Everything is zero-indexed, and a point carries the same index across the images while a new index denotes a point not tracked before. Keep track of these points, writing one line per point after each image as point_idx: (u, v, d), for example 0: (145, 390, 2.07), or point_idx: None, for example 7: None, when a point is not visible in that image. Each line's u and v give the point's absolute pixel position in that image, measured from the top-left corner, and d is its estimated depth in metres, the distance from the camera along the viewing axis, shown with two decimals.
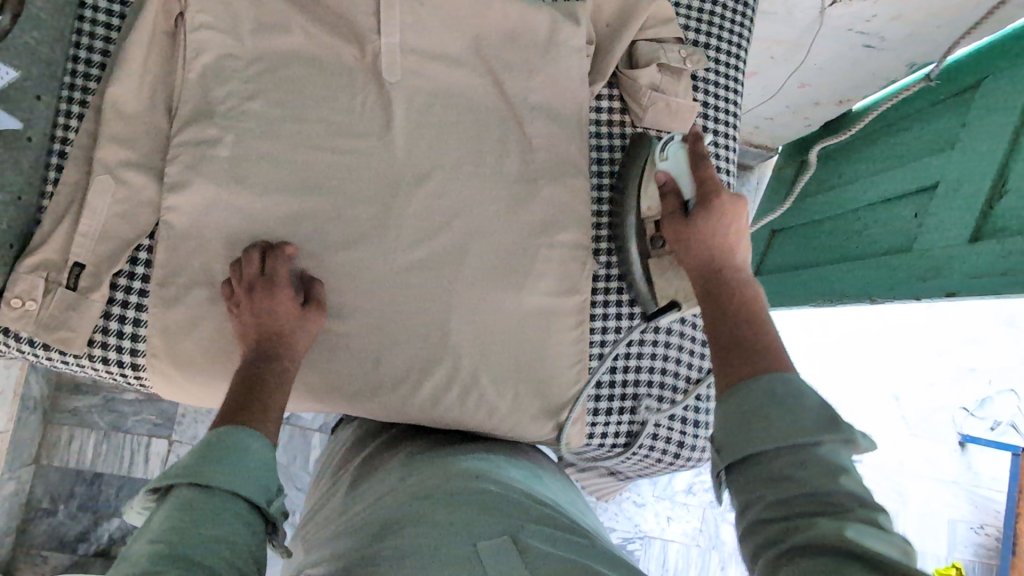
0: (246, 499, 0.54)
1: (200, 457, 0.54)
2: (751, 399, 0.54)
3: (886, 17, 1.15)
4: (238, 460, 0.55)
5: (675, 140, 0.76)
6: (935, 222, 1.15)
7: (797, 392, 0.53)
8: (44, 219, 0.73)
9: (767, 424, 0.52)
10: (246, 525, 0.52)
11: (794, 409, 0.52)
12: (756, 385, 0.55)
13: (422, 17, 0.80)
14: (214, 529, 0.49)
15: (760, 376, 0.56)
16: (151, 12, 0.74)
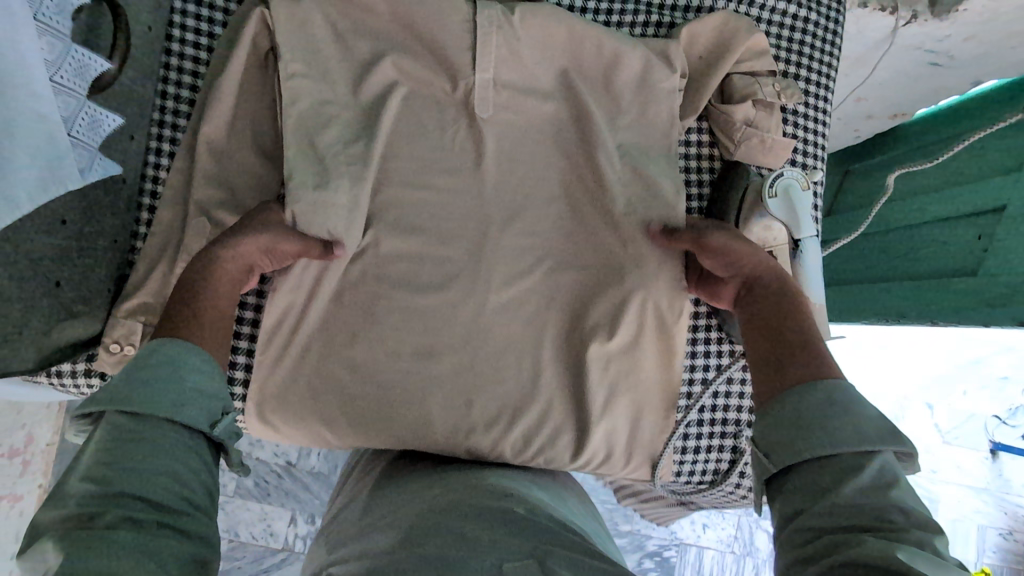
0: (186, 426, 0.49)
1: (129, 375, 0.49)
2: (801, 403, 0.54)
3: (959, 38, 1.12)
4: (159, 394, 0.48)
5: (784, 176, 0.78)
6: (1004, 247, 1.14)
7: (852, 398, 0.53)
8: (138, 262, 0.71)
9: (822, 428, 0.52)
10: (192, 454, 0.49)
11: (845, 416, 0.52)
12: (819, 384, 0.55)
13: (514, 48, 0.77)
14: (158, 461, 0.46)
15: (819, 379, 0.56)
16: (244, 48, 0.72)
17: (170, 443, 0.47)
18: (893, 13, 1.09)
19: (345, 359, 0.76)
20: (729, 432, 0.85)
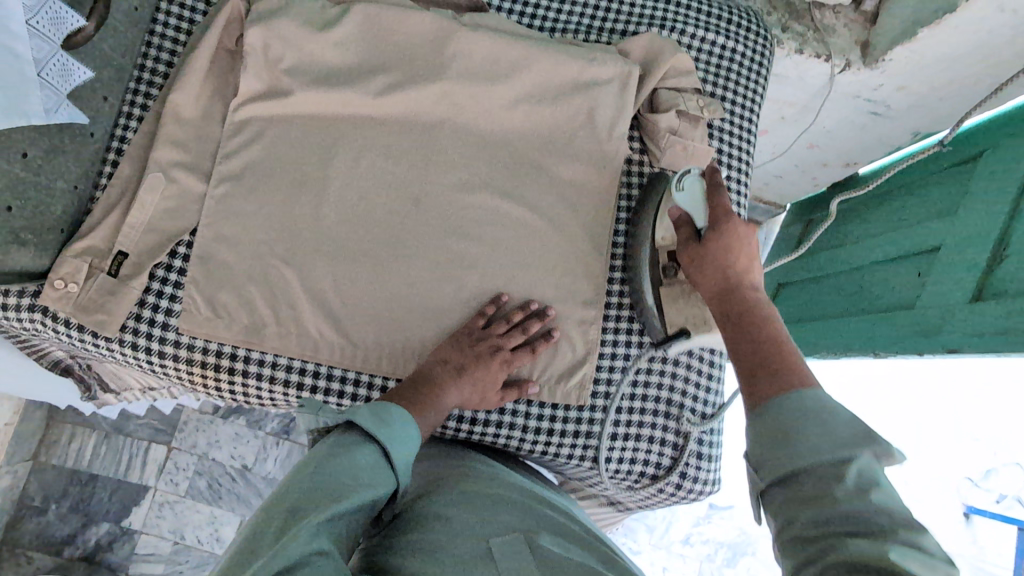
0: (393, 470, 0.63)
1: (373, 414, 0.64)
2: (789, 412, 0.52)
3: (892, 87, 1.21)
4: (391, 429, 0.64)
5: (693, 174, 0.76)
6: (936, 282, 1.18)
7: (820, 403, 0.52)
8: (95, 208, 0.78)
9: (803, 438, 0.50)
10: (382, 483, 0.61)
11: (824, 422, 0.50)
12: (788, 401, 0.53)
13: (461, 47, 0.85)
14: (360, 471, 0.59)
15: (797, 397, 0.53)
16: (217, 30, 0.81)
17: (376, 474, 0.60)
18: (828, 61, 1.19)
19: (279, 317, 0.80)
20: (648, 422, 0.86)
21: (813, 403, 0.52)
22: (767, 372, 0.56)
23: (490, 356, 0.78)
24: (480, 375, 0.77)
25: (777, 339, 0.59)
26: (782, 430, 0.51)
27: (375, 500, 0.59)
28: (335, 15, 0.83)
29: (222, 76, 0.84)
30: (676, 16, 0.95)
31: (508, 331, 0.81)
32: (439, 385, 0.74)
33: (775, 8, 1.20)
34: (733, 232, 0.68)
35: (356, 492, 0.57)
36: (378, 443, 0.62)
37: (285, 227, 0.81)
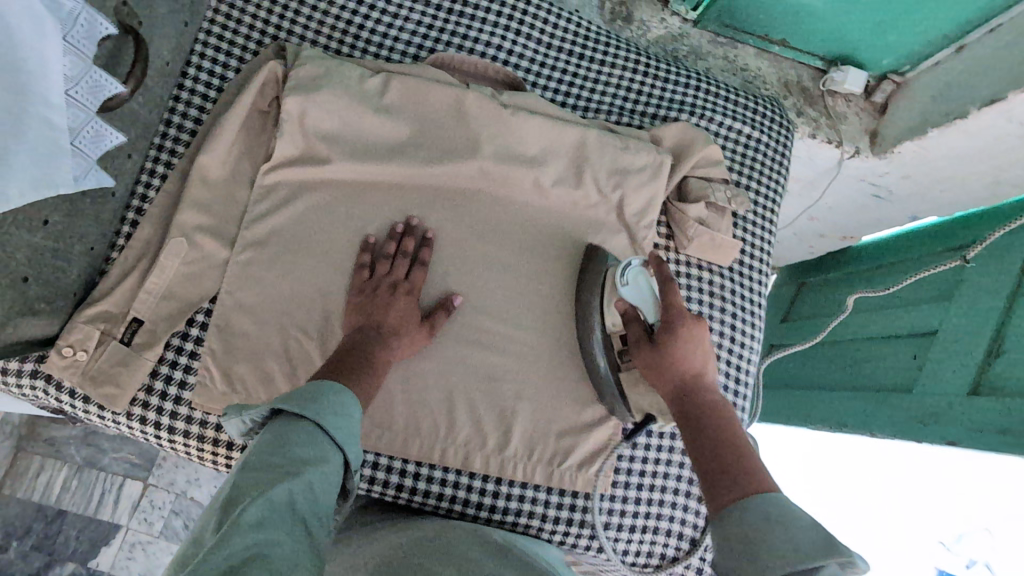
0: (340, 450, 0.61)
1: (296, 394, 0.62)
2: (750, 529, 0.56)
3: (897, 175, 1.25)
4: (318, 404, 0.61)
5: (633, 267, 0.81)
6: (935, 368, 1.21)
7: (785, 512, 0.56)
8: (110, 271, 0.74)
9: (769, 545, 0.54)
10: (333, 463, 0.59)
11: (788, 535, 0.54)
12: (753, 514, 0.57)
13: (498, 126, 0.85)
14: (297, 451, 0.57)
15: (759, 510, 0.57)
16: (251, 92, 0.80)
17: (316, 456, 0.57)
18: (838, 147, 1.23)
19: None
20: (665, 512, 0.86)
21: (777, 513, 0.56)
22: (721, 474, 0.62)
23: (394, 297, 0.77)
24: (396, 314, 0.76)
25: (726, 439, 0.65)
26: (746, 538, 0.55)
27: (325, 476, 0.57)
28: (373, 87, 0.82)
29: (252, 138, 0.82)
30: (704, 103, 1.00)
31: (393, 264, 0.79)
32: (378, 349, 0.73)
33: (792, 92, 1.22)
34: (685, 331, 0.75)
35: (308, 472, 0.55)
36: (310, 419, 0.59)
37: (310, 299, 0.79)
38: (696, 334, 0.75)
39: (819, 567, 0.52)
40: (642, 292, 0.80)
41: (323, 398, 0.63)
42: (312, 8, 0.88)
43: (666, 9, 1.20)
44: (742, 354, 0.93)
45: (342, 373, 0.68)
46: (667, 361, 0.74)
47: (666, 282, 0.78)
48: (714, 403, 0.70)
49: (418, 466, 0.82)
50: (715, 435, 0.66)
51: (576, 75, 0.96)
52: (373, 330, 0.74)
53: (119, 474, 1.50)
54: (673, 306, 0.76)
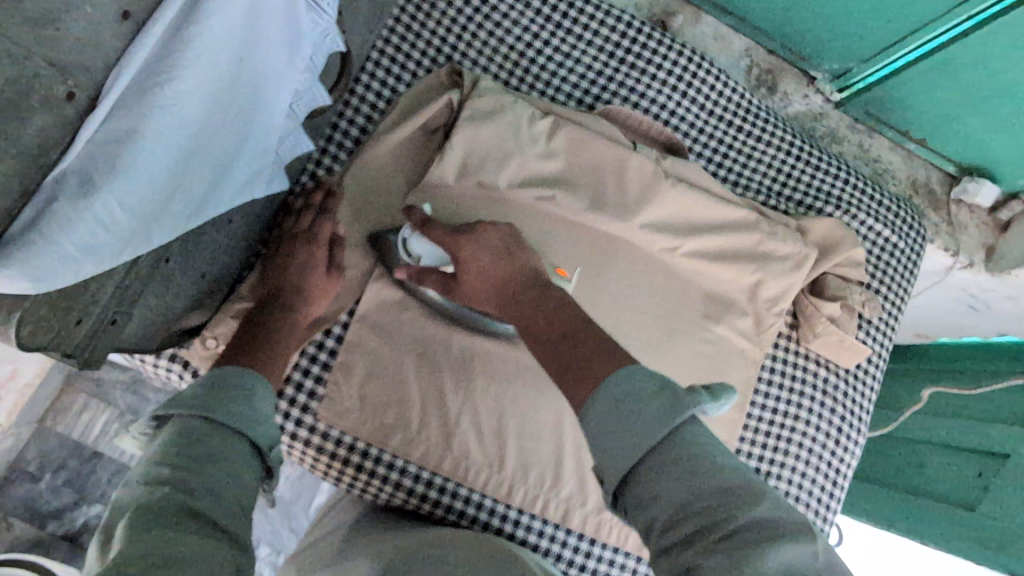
0: (249, 440, 0.52)
1: (196, 386, 0.54)
2: (602, 415, 0.50)
3: (1002, 294, 1.24)
4: (202, 395, 0.53)
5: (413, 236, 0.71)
6: (1003, 492, 1.20)
7: (622, 389, 0.50)
8: (261, 267, 0.74)
9: (632, 437, 0.48)
10: (237, 459, 0.50)
11: (640, 412, 0.48)
12: (599, 401, 0.50)
13: (657, 191, 0.84)
14: (195, 451, 0.48)
15: (610, 390, 0.50)
16: (424, 115, 0.79)
17: (207, 455, 0.48)
18: (953, 256, 1.22)
19: (423, 424, 0.77)
20: None
21: (623, 387, 0.50)
22: (576, 377, 0.53)
23: (290, 254, 0.70)
24: (297, 271, 0.69)
25: (563, 329, 0.57)
26: (600, 430, 0.49)
27: (228, 475, 0.48)
28: (542, 130, 0.82)
29: (413, 156, 0.81)
30: (849, 198, 0.99)
31: (297, 218, 0.73)
32: (277, 311, 0.67)
33: (919, 192, 1.21)
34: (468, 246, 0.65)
35: (198, 482, 0.46)
36: (198, 414, 0.51)
37: (447, 329, 0.78)
38: (486, 231, 0.67)
39: (673, 432, 0.48)
40: (425, 242, 0.71)
41: (219, 388, 0.54)
42: (492, 37, 0.88)
43: (811, 86, 1.19)
44: (842, 460, 0.93)
45: (235, 352, 0.62)
46: (478, 278, 0.65)
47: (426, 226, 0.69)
48: (542, 283, 0.63)
49: (520, 513, 0.81)
50: (554, 329, 0.58)
51: (730, 147, 0.96)
52: (279, 297, 0.68)
53: None
54: (443, 236, 0.67)
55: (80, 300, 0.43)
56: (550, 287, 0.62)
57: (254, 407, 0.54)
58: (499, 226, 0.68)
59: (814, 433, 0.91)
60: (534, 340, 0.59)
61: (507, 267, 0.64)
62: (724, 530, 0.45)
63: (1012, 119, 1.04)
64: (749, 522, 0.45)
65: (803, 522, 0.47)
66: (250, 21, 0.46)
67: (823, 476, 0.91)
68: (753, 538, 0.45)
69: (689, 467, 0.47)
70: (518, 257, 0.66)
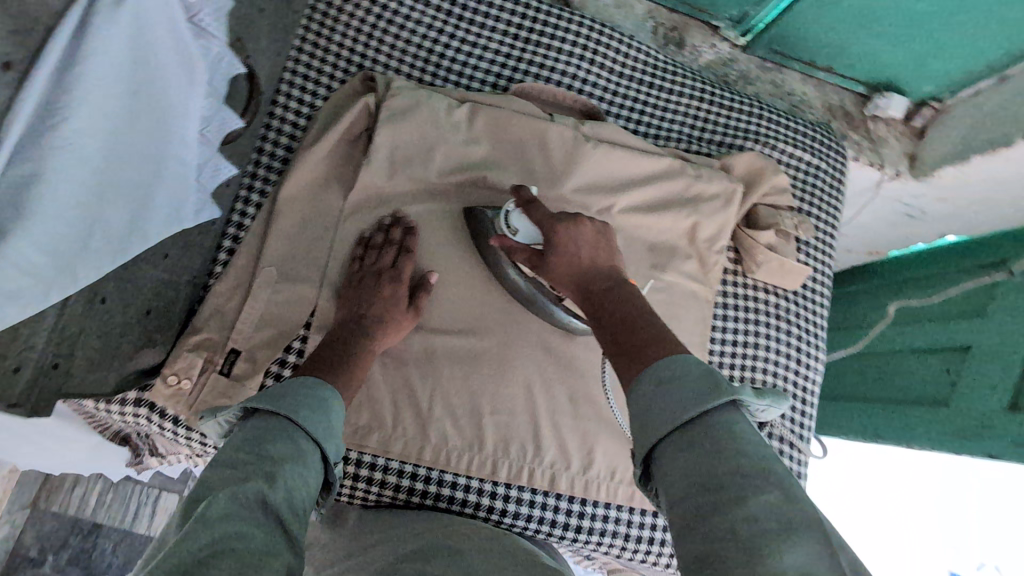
0: (321, 452, 0.60)
1: (289, 393, 0.62)
2: (646, 388, 0.53)
3: (932, 197, 1.30)
4: (294, 398, 0.61)
5: (515, 213, 0.77)
6: (970, 382, 1.26)
7: (677, 369, 0.53)
8: (209, 298, 0.75)
9: (659, 408, 0.51)
10: (308, 467, 0.57)
11: (675, 384, 0.52)
12: (645, 373, 0.54)
13: (581, 155, 0.87)
14: (275, 450, 0.56)
15: (659, 364, 0.53)
16: (345, 122, 0.81)
17: (289, 459, 0.55)
18: (880, 170, 1.27)
19: (397, 420, 0.79)
20: None
21: (670, 369, 0.53)
22: (634, 350, 0.57)
23: (377, 287, 0.76)
24: (379, 305, 0.75)
25: (628, 313, 0.60)
26: (646, 395, 0.53)
27: (302, 477, 0.56)
28: (461, 117, 0.84)
29: (340, 166, 0.83)
30: (767, 131, 1.03)
31: (381, 253, 0.79)
32: (363, 341, 0.73)
33: (836, 116, 1.26)
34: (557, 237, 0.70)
35: (281, 473, 0.54)
36: (285, 414, 0.59)
37: None
38: (584, 225, 0.71)
39: (706, 412, 0.50)
40: (525, 220, 0.77)
41: (305, 398, 0.62)
42: (397, 38, 0.90)
43: (716, 35, 1.23)
44: (807, 377, 0.97)
45: (317, 368, 0.69)
46: (558, 262, 0.69)
47: (530, 205, 0.77)
48: (619, 280, 0.66)
49: (508, 488, 0.84)
50: (619, 311, 0.61)
51: (645, 104, 1.00)
52: (360, 323, 0.74)
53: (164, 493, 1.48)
54: (543, 216, 0.74)
55: (14, 346, 0.44)
56: (627, 285, 0.65)
57: (333, 426, 0.63)
58: (596, 223, 0.72)
59: (775, 357, 0.95)
60: (596, 314, 0.63)
61: (589, 256, 0.68)
62: (732, 520, 0.44)
63: (903, 32, 1.09)
64: (764, 508, 0.44)
65: (821, 522, 0.44)
66: (137, 53, 0.47)
67: (791, 396, 0.96)
68: (771, 525, 0.43)
69: (712, 439, 0.49)
70: (603, 253, 0.69)
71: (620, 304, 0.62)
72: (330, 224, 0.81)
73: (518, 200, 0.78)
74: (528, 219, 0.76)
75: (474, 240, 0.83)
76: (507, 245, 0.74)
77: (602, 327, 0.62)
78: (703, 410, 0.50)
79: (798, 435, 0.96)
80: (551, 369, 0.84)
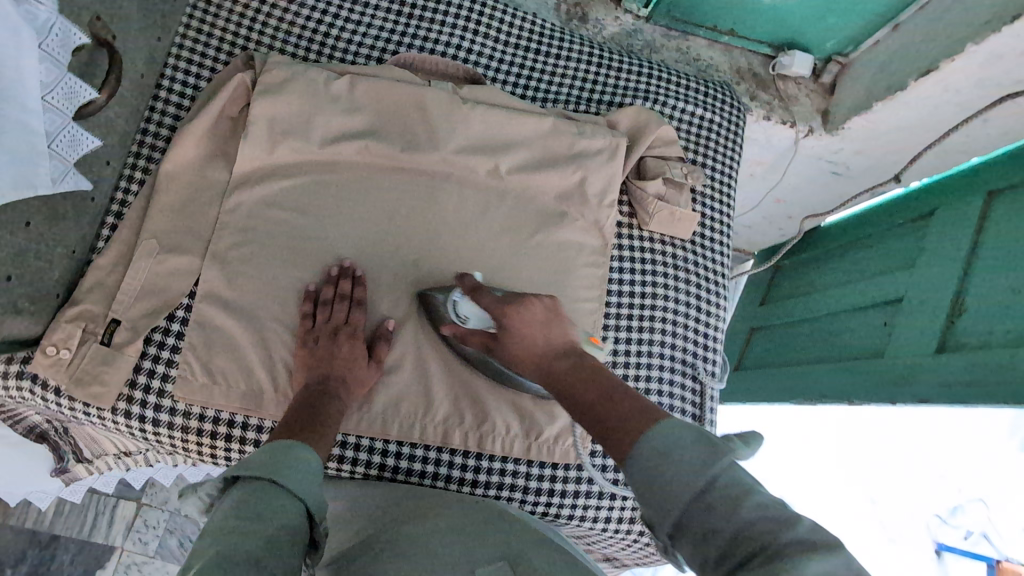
0: (305, 506, 0.61)
1: (262, 457, 0.62)
2: (642, 459, 0.54)
3: (850, 151, 1.31)
4: (269, 461, 0.61)
5: (461, 299, 0.80)
6: (904, 332, 1.26)
7: (667, 432, 0.54)
8: (90, 271, 0.77)
9: (664, 471, 0.52)
10: (293, 526, 0.57)
11: (669, 452, 0.53)
12: (643, 447, 0.54)
13: (461, 117, 0.89)
14: (262, 511, 0.56)
15: (647, 437, 0.55)
16: (223, 98, 0.83)
17: (276, 520, 0.56)
18: (793, 126, 1.28)
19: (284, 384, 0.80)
20: None
21: (662, 436, 0.54)
22: (615, 428, 0.58)
23: (337, 346, 0.78)
24: (342, 364, 0.77)
25: (602, 390, 0.63)
26: (643, 467, 0.53)
27: (289, 534, 0.56)
28: (338, 87, 0.87)
29: (224, 141, 0.85)
30: (658, 89, 1.05)
31: (332, 309, 0.80)
32: (329, 399, 0.74)
33: (744, 78, 1.28)
34: (512, 322, 0.73)
35: (272, 532, 0.55)
36: (264, 478, 0.60)
37: (287, 288, 0.82)
38: (531, 303, 0.74)
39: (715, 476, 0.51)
40: (471, 304, 0.80)
41: (281, 457, 0.63)
42: (280, 20, 0.93)
43: (619, 8, 1.26)
44: (709, 323, 0.98)
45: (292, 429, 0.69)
46: (522, 352, 0.72)
47: (476, 290, 0.79)
48: (579, 355, 0.69)
49: (399, 445, 0.84)
50: (593, 388, 0.64)
51: (534, 70, 1.02)
52: (324, 381, 0.76)
53: (132, 505, 1.47)
54: (491, 303, 0.76)
55: None
56: (586, 359, 0.68)
57: (312, 478, 0.63)
58: (544, 299, 0.76)
59: (674, 306, 0.96)
60: (569, 398, 0.65)
61: (548, 335, 0.72)
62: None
63: None
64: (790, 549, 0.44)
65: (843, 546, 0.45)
66: None
67: (693, 344, 0.96)
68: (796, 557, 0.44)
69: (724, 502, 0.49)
70: (568, 332, 0.73)
71: (589, 382, 0.65)
72: (211, 196, 0.83)
73: (463, 287, 0.81)
74: (475, 304, 0.79)
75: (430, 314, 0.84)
76: (459, 332, 0.78)
77: (581, 411, 0.63)
78: (713, 478, 0.50)
79: (701, 381, 0.96)
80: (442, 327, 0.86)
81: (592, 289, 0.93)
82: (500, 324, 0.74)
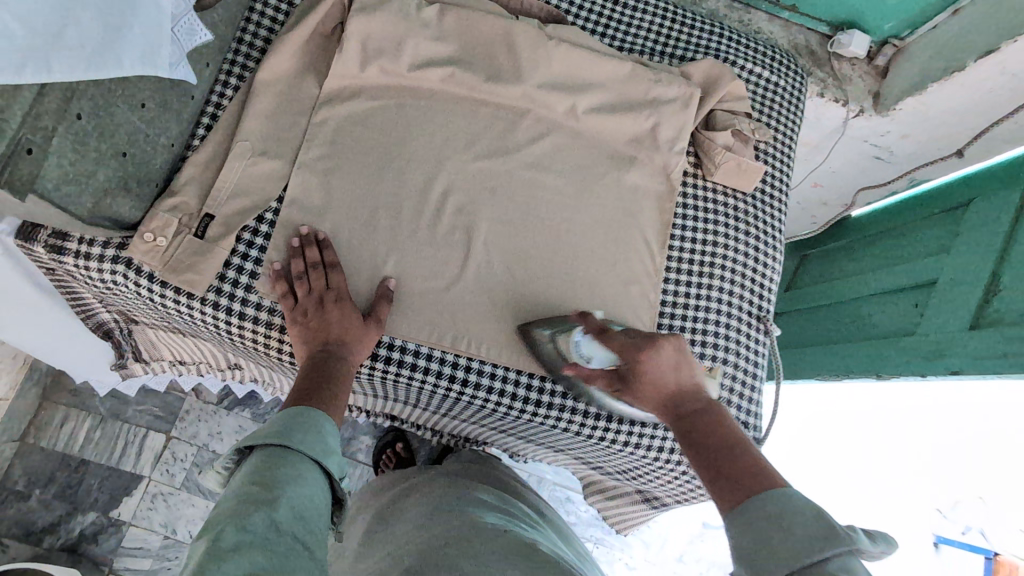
0: (322, 469, 0.59)
1: (275, 424, 0.61)
2: (753, 514, 0.55)
3: (897, 134, 1.35)
4: (277, 428, 0.60)
5: (585, 339, 0.81)
6: (936, 312, 1.30)
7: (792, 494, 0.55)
8: (185, 166, 0.79)
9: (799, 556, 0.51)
10: (310, 487, 0.57)
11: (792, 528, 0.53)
12: (763, 498, 0.56)
13: (547, 51, 0.91)
14: (279, 474, 0.55)
15: (772, 495, 0.56)
16: (320, 12, 0.85)
17: (292, 485, 0.55)
18: (846, 104, 1.31)
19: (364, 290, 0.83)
20: None
21: (785, 501, 0.55)
22: (733, 479, 0.60)
23: (325, 312, 0.75)
24: (337, 327, 0.75)
25: (728, 443, 0.65)
26: (751, 526, 0.55)
27: (309, 499, 0.55)
28: (430, 13, 0.89)
29: (316, 55, 0.88)
30: (727, 49, 1.08)
31: (309, 278, 0.77)
32: (337, 362, 0.73)
33: (803, 54, 1.31)
34: (642, 365, 0.75)
35: (285, 496, 0.53)
36: (275, 442, 0.58)
37: (372, 200, 0.84)
38: (664, 346, 0.76)
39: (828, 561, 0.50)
40: (596, 346, 0.80)
41: (296, 424, 0.62)
42: None
43: None
44: (764, 275, 1.01)
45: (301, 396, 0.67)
46: (647, 390, 0.75)
47: (603, 333, 0.81)
48: (704, 403, 0.72)
49: (468, 362, 0.87)
50: (712, 436, 0.66)
51: (612, 20, 1.05)
52: (326, 351, 0.73)
53: (162, 437, 1.43)
54: (622, 346, 0.78)
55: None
56: (716, 407, 0.71)
57: (325, 441, 0.62)
58: (674, 343, 0.77)
59: (733, 255, 0.99)
60: (695, 442, 0.67)
61: (680, 383, 0.74)
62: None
63: None
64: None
65: None
66: None
67: (749, 293, 0.99)
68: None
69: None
70: (699, 384, 0.75)
71: (718, 432, 0.67)
72: (302, 106, 0.85)
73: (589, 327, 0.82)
74: (602, 346, 0.80)
75: (541, 360, 0.86)
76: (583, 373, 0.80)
77: (700, 454, 0.65)
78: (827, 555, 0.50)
79: (754, 329, 0.99)
80: (515, 252, 0.89)
81: (656, 232, 0.96)
82: (629, 363, 0.76)
